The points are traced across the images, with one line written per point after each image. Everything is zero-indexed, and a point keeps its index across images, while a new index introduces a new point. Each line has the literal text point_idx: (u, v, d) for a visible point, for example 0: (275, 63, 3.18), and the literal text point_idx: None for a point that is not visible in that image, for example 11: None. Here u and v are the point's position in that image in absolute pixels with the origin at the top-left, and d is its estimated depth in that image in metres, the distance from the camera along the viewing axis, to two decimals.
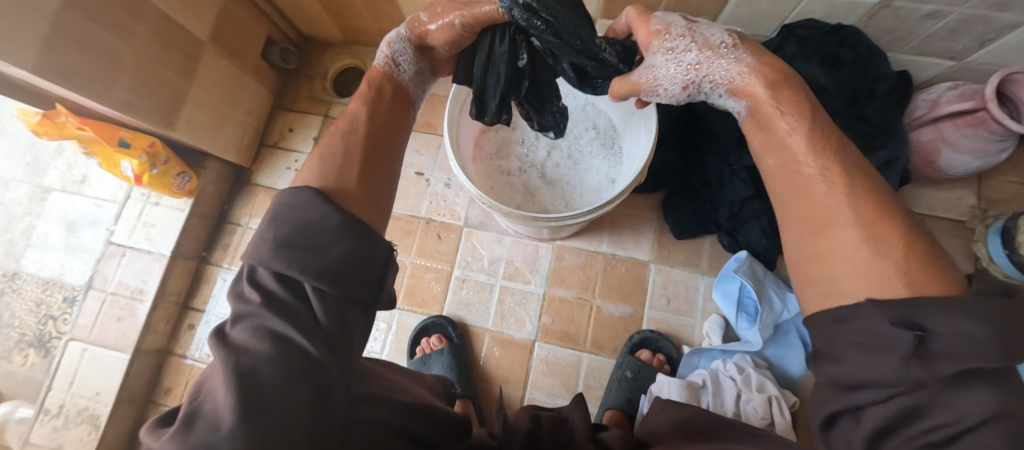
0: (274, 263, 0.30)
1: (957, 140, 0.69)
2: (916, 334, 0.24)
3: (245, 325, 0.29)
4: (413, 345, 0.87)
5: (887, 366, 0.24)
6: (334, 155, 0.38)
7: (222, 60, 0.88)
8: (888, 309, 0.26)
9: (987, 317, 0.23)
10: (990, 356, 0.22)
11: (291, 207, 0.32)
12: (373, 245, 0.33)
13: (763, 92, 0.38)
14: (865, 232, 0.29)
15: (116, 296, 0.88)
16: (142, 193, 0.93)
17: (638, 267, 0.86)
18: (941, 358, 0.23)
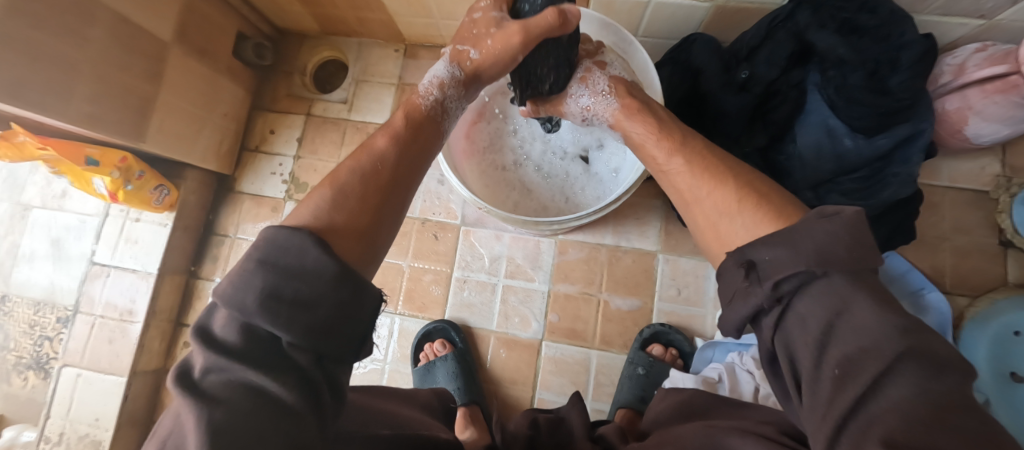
0: (255, 313, 0.26)
1: (985, 107, 0.64)
2: (745, 265, 0.30)
3: (209, 377, 0.25)
4: (415, 352, 0.84)
5: (744, 302, 0.30)
6: (345, 193, 0.33)
7: (192, 62, 0.82)
8: (732, 254, 0.32)
9: (795, 244, 0.28)
10: (796, 268, 0.27)
11: (283, 249, 0.27)
12: (365, 298, 0.29)
13: (626, 115, 0.53)
14: (710, 199, 0.38)
15: (105, 319, 0.85)
16: (121, 209, 0.88)
17: (645, 258, 0.83)
18: (766, 280, 0.28)
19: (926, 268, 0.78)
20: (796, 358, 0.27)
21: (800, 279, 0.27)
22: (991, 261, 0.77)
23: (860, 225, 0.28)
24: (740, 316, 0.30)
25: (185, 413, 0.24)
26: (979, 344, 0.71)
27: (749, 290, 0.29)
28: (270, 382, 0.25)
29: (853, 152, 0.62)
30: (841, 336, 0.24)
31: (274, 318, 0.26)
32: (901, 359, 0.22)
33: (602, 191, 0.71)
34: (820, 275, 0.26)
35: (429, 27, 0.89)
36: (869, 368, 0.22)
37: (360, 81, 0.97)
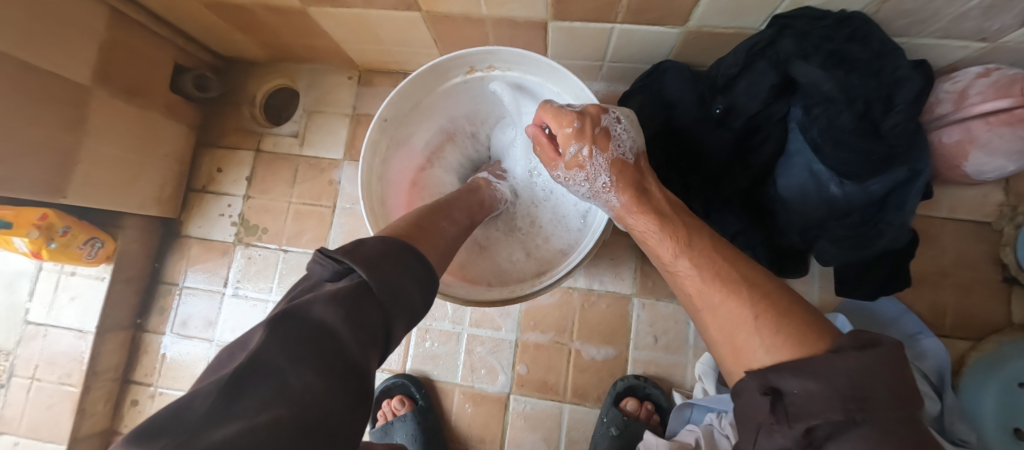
0: (343, 315, 0.28)
1: (989, 141, 0.57)
2: (771, 394, 0.26)
3: (307, 332, 0.27)
4: (375, 409, 0.79)
5: (768, 440, 0.26)
6: (425, 228, 0.43)
7: (120, 103, 0.75)
8: (754, 377, 0.28)
9: (825, 376, 0.24)
10: (831, 411, 0.23)
11: (385, 267, 0.32)
12: (422, 311, 0.35)
13: (630, 204, 0.44)
14: (722, 306, 0.33)
15: (43, 382, 0.79)
16: (55, 263, 0.82)
17: (620, 303, 0.76)
18: (795, 421, 0.25)
19: (923, 308, 0.72)
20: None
21: (833, 426, 0.23)
22: (995, 299, 0.71)
23: (898, 359, 0.25)
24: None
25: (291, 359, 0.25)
26: (985, 394, 0.65)
27: (774, 429, 0.25)
28: (363, 350, 0.28)
29: (841, 199, 0.55)
30: None
31: (380, 295, 0.31)
32: None
33: (567, 246, 0.64)
34: (861, 423, 0.23)
35: (380, 54, 0.81)
36: None
37: (313, 112, 0.90)
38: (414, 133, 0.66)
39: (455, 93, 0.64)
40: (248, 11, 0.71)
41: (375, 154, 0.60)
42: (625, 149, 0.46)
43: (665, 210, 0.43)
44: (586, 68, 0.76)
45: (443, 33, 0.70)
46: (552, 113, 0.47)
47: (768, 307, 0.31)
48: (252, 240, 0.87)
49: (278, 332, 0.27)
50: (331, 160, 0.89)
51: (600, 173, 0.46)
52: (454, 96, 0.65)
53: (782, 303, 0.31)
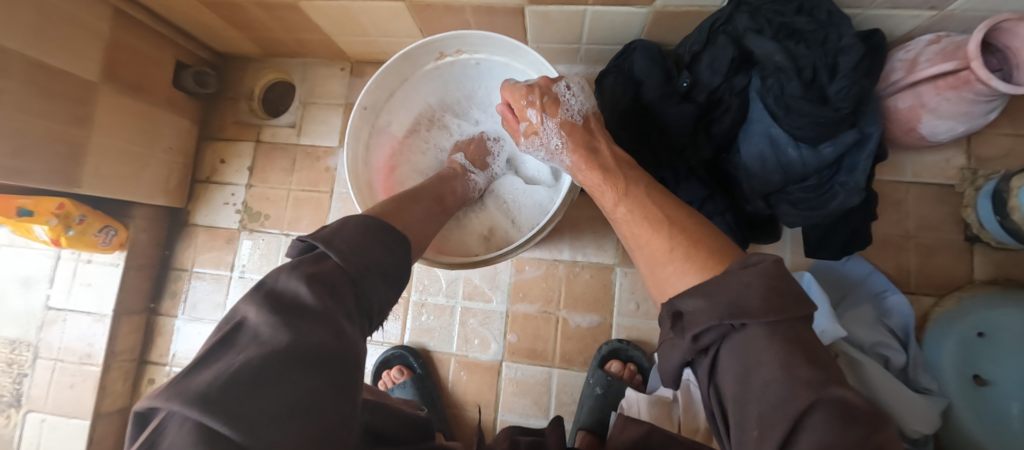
0: (334, 256, 0.34)
1: (938, 105, 0.61)
2: (674, 314, 0.35)
3: (277, 299, 0.30)
4: (375, 378, 0.84)
5: (675, 349, 0.35)
6: (402, 205, 0.47)
7: (126, 99, 0.80)
8: (665, 303, 0.36)
9: (710, 294, 0.32)
10: (711, 319, 0.31)
11: (371, 226, 0.38)
12: (393, 284, 0.38)
13: (580, 161, 0.52)
14: (648, 244, 0.42)
15: (65, 363, 0.85)
16: (72, 252, 0.87)
17: (603, 273, 0.81)
18: (687, 331, 0.33)
19: (889, 269, 0.76)
20: (726, 398, 0.31)
21: (716, 331, 0.31)
22: (957, 258, 0.74)
23: (777, 272, 0.32)
24: (675, 360, 0.35)
25: (268, 319, 0.28)
26: (945, 345, 0.68)
27: (676, 340, 0.34)
28: (338, 302, 0.31)
29: (798, 163, 0.59)
30: (756, 380, 0.29)
31: (346, 263, 0.34)
32: (806, 404, 0.26)
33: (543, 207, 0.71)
34: (737, 327, 0.30)
35: (368, 45, 0.86)
36: (784, 419, 0.26)
37: (307, 104, 0.95)
38: (394, 119, 0.71)
39: (427, 77, 0.69)
40: (241, 8, 0.76)
41: (359, 141, 0.66)
42: (573, 113, 0.55)
43: (610, 164, 0.51)
44: (564, 51, 0.80)
45: (426, 22, 0.74)
46: (510, 90, 0.57)
47: (683, 234, 0.39)
48: (255, 226, 0.92)
49: (247, 310, 0.29)
50: (327, 148, 0.93)
51: (551, 138, 0.55)
52: (426, 81, 0.70)
53: (692, 227, 0.39)
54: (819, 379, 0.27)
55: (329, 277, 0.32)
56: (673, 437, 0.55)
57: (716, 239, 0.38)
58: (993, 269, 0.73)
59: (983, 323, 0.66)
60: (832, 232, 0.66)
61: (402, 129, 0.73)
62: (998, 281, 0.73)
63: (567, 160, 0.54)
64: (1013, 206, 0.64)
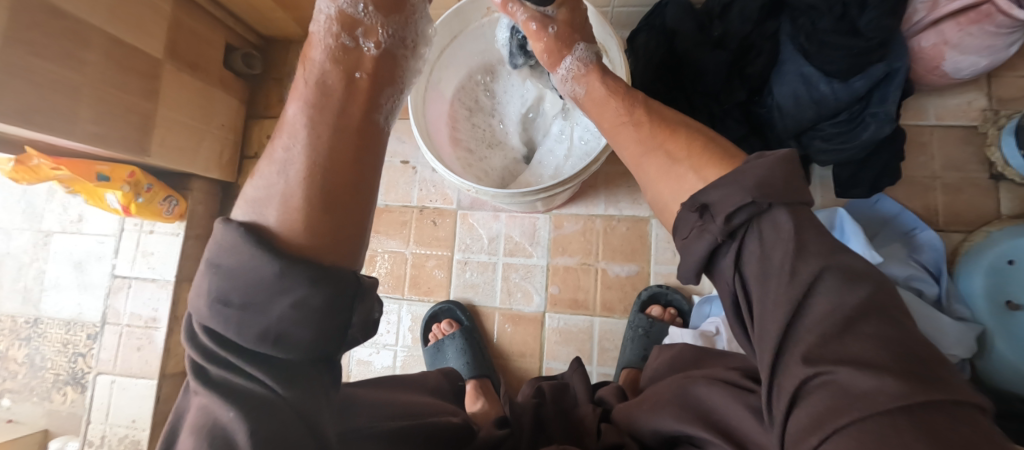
0: (216, 311, 0.26)
1: (961, 41, 0.64)
2: (697, 207, 0.31)
3: (195, 377, 0.28)
4: (425, 333, 0.88)
5: (700, 240, 0.31)
6: (272, 191, 0.28)
7: (185, 76, 0.85)
8: (686, 202, 0.32)
9: (742, 181, 0.29)
10: (739, 200, 0.28)
11: (228, 249, 0.26)
12: (330, 291, 0.26)
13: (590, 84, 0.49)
14: (664, 148, 0.38)
15: (132, 327, 0.90)
16: (135, 224, 0.94)
17: (639, 225, 0.84)
18: (717, 215, 0.29)
19: (917, 207, 0.79)
20: (746, 289, 0.29)
21: (748, 212, 0.28)
22: (984, 195, 0.77)
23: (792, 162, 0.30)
24: (700, 255, 0.31)
25: (201, 401, 0.27)
26: (975, 277, 0.71)
27: (703, 228, 0.30)
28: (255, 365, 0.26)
29: (831, 96, 0.62)
30: (780, 258, 0.26)
31: (233, 317, 0.26)
32: (815, 280, 0.25)
33: (587, 145, 0.68)
34: (765, 207, 0.28)
35: None
36: (800, 296, 0.25)
37: None
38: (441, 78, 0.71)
39: (468, 35, 0.71)
40: None
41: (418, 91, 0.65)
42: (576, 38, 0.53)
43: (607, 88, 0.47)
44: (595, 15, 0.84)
45: None
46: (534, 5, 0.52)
47: (696, 137, 0.37)
48: None
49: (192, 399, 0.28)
50: None
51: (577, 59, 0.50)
52: (470, 45, 0.72)
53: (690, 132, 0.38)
54: (829, 249, 0.26)
55: (219, 349, 0.27)
56: (707, 353, 0.54)
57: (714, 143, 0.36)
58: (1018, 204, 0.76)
59: (1013, 250, 0.68)
60: (862, 170, 0.70)
61: (449, 91, 0.74)
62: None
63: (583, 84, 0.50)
64: None
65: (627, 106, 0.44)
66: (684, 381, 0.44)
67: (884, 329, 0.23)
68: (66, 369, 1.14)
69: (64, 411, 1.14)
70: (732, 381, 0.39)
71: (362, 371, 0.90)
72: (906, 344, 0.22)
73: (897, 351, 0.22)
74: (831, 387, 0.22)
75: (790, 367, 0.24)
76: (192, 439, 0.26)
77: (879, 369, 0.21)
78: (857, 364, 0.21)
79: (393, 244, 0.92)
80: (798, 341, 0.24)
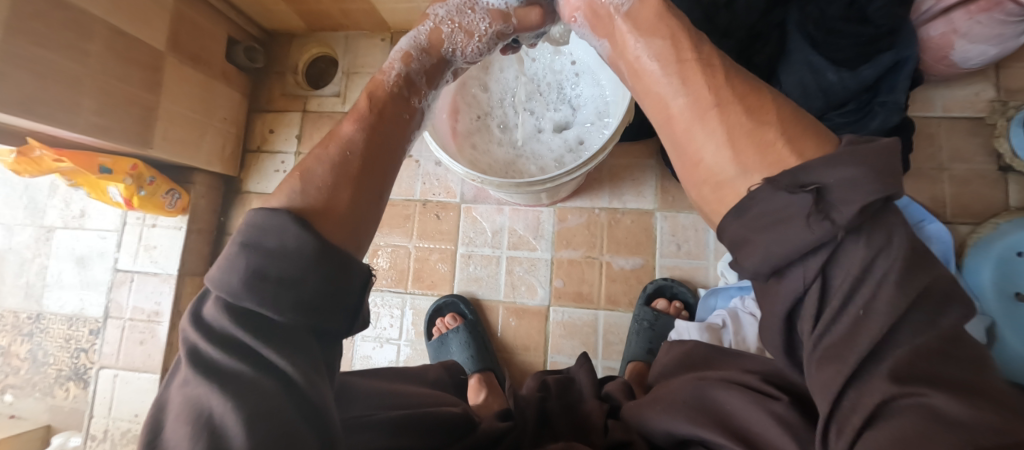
0: (241, 291, 0.27)
1: (970, 29, 0.63)
2: (811, 190, 0.23)
3: (194, 360, 0.27)
4: (428, 327, 0.88)
5: (807, 232, 0.23)
6: (318, 186, 0.31)
7: (187, 69, 0.84)
8: (781, 180, 0.25)
9: (868, 163, 0.23)
10: (871, 190, 0.22)
11: (267, 231, 0.28)
12: (350, 275, 0.29)
13: (650, 14, 0.36)
14: (739, 103, 0.29)
15: (135, 321, 0.90)
16: (137, 217, 0.93)
17: (644, 218, 0.84)
18: (841, 207, 0.22)
19: (925, 199, 0.78)
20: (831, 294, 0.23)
21: (872, 206, 0.23)
22: (993, 187, 0.76)
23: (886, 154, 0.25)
24: (791, 251, 0.23)
25: (195, 387, 0.26)
26: (984, 268, 0.70)
27: (821, 218, 0.23)
28: (270, 348, 0.26)
29: (839, 85, 0.62)
30: (890, 269, 0.22)
31: (261, 295, 0.27)
32: (920, 295, 0.22)
33: (585, 136, 0.71)
34: (887, 199, 0.23)
35: (411, 12, 0.90)
36: (907, 308, 0.22)
37: (351, 74, 1.00)
38: None
39: None
40: None
41: None
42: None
43: (656, 26, 0.35)
44: None
45: None
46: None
47: (777, 103, 0.29)
48: None
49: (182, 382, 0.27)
50: None
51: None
52: None
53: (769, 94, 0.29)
54: (922, 253, 0.24)
55: (233, 331, 0.27)
56: (717, 353, 0.53)
57: (800, 117, 0.29)
58: None
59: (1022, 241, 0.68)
60: None
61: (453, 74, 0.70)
62: None
63: (638, 10, 0.37)
64: None
65: (680, 48, 0.33)
66: (698, 382, 0.44)
67: (970, 353, 0.22)
68: (68, 364, 1.14)
69: (67, 406, 1.14)
70: (749, 385, 0.39)
71: (365, 365, 0.90)
72: (983, 369, 0.22)
73: (967, 363, 0.22)
74: (924, 410, 0.20)
75: (873, 381, 0.22)
76: (181, 424, 0.25)
77: (977, 402, 0.20)
78: (952, 390, 0.20)
79: (396, 238, 0.92)
80: (887, 356, 0.22)
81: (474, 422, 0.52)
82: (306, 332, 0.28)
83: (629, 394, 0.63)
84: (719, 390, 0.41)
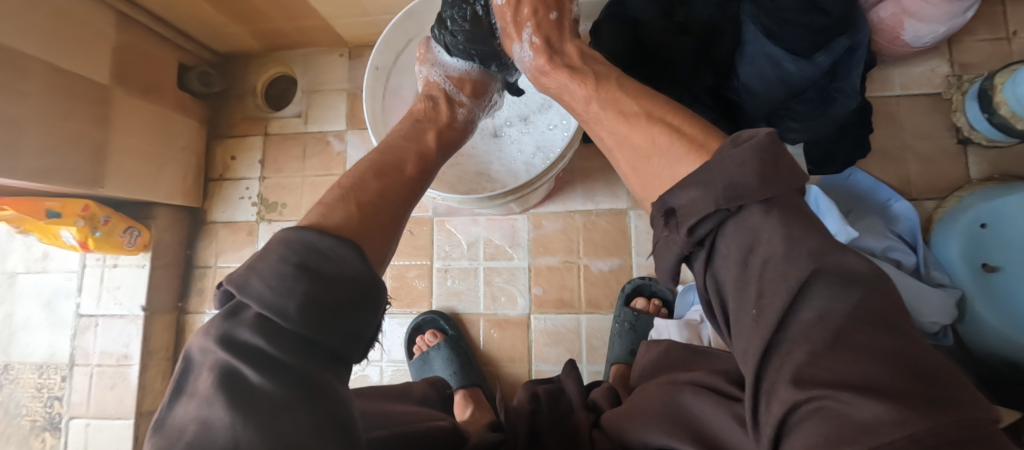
0: (293, 313, 0.25)
1: (920, 9, 0.64)
2: (666, 212, 0.29)
3: (223, 378, 0.24)
4: (410, 346, 0.86)
5: (670, 249, 0.29)
6: (366, 202, 0.34)
7: (137, 100, 0.81)
8: (655, 206, 0.30)
9: (705, 181, 0.27)
10: (702, 209, 0.26)
11: (320, 254, 0.28)
12: (379, 307, 0.30)
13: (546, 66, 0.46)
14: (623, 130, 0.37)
15: (103, 367, 0.87)
16: (98, 259, 0.90)
17: (619, 218, 0.83)
18: (684, 224, 0.27)
19: (891, 178, 0.79)
20: (725, 288, 0.26)
21: (715, 219, 0.26)
22: (954, 161, 0.77)
23: (775, 148, 0.26)
24: (670, 263, 0.30)
25: (221, 418, 0.22)
26: (952, 242, 0.71)
27: (671, 237, 0.29)
28: (318, 369, 0.25)
29: (797, 74, 0.61)
30: (771, 266, 0.23)
31: (311, 320, 0.26)
32: (802, 282, 0.22)
33: (546, 139, 0.69)
34: (734, 211, 0.26)
35: (367, 26, 0.88)
36: (778, 302, 0.22)
37: (311, 93, 0.97)
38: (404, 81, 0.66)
39: None
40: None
41: (375, 103, 0.61)
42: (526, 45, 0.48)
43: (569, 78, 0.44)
44: None
45: None
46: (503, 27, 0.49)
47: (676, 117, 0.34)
48: (273, 216, 0.94)
49: (204, 413, 0.23)
50: (335, 132, 0.96)
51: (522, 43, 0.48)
52: None
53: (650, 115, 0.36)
54: (822, 244, 0.23)
55: (280, 352, 0.25)
56: (694, 351, 0.52)
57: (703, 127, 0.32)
58: (988, 166, 0.76)
59: (986, 213, 0.68)
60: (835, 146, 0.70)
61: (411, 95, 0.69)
62: (994, 177, 0.75)
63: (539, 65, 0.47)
64: (1000, 101, 0.69)
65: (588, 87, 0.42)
66: (670, 388, 0.43)
67: (881, 341, 0.20)
68: (40, 415, 1.09)
69: None
70: (715, 387, 0.38)
71: None
72: (907, 360, 0.20)
73: (905, 369, 0.19)
74: (823, 414, 0.19)
75: (780, 386, 0.21)
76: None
77: (883, 393, 0.18)
78: (855, 388, 0.19)
79: None
80: (782, 349, 0.22)
81: (463, 438, 0.49)
82: (338, 361, 0.27)
83: (614, 399, 0.62)
84: (688, 396, 0.39)
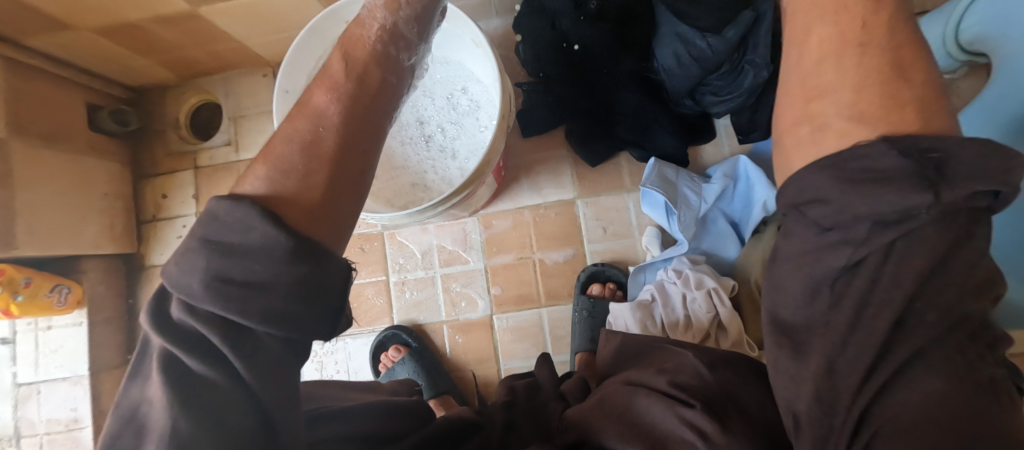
0: (201, 294, 0.23)
1: None
2: (922, 157, 0.21)
3: (162, 357, 0.24)
4: (375, 364, 0.85)
5: (877, 204, 0.21)
6: (286, 170, 0.27)
7: (43, 150, 0.75)
8: (897, 140, 0.22)
9: (992, 143, 0.21)
10: (995, 174, 0.20)
11: (227, 226, 0.24)
12: (328, 271, 0.25)
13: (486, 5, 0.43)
14: None
15: (53, 434, 0.83)
16: (28, 323, 0.85)
17: (567, 208, 0.84)
18: (955, 186, 0.20)
19: None
20: (847, 299, 0.23)
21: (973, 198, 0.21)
22: None
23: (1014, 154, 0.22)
24: (819, 226, 0.23)
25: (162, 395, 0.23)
26: None
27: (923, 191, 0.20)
28: (241, 367, 0.24)
29: (708, 51, 0.62)
30: (884, 263, 0.22)
31: (230, 301, 0.23)
32: (956, 322, 0.22)
33: (478, 142, 0.67)
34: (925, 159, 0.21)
35: (285, 43, 0.84)
36: (905, 296, 0.22)
37: (238, 118, 0.93)
38: None
39: None
40: (141, 28, 0.73)
41: None
42: None
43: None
44: None
45: None
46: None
47: None
48: None
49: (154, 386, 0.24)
50: None
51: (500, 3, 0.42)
52: None
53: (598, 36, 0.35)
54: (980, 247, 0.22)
55: (204, 334, 0.24)
56: (655, 345, 0.47)
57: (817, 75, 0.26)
58: None
59: None
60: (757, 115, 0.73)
61: None
62: None
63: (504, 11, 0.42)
64: None
65: None
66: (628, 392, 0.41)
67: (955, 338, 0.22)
68: None
69: None
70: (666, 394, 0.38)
71: None
72: (958, 356, 0.22)
73: (953, 372, 0.22)
74: (914, 390, 0.22)
75: (891, 358, 0.22)
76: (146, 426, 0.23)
77: (942, 368, 0.22)
78: (927, 367, 0.22)
79: None
80: (902, 342, 0.22)
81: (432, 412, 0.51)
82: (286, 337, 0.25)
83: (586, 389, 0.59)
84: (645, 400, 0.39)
